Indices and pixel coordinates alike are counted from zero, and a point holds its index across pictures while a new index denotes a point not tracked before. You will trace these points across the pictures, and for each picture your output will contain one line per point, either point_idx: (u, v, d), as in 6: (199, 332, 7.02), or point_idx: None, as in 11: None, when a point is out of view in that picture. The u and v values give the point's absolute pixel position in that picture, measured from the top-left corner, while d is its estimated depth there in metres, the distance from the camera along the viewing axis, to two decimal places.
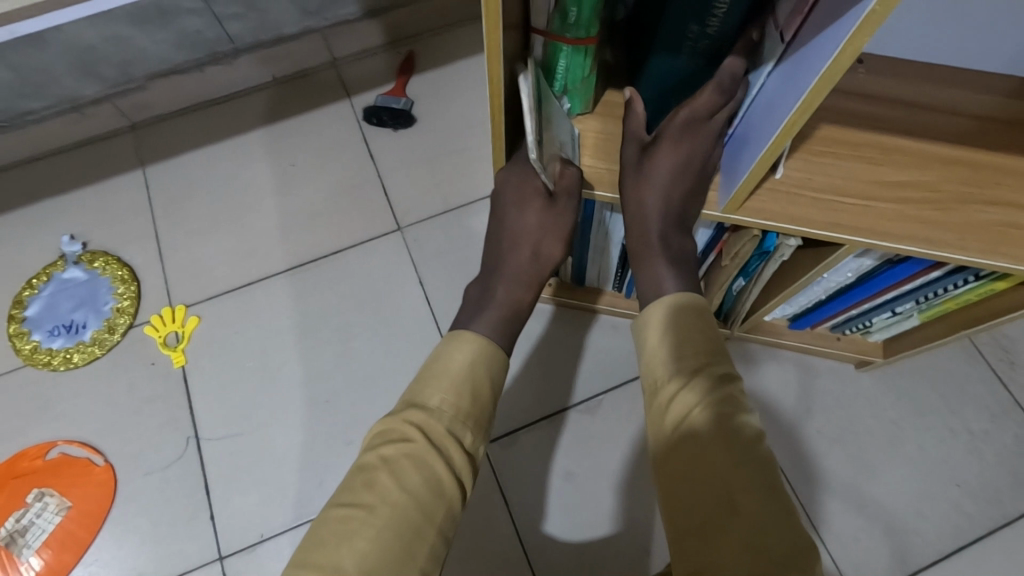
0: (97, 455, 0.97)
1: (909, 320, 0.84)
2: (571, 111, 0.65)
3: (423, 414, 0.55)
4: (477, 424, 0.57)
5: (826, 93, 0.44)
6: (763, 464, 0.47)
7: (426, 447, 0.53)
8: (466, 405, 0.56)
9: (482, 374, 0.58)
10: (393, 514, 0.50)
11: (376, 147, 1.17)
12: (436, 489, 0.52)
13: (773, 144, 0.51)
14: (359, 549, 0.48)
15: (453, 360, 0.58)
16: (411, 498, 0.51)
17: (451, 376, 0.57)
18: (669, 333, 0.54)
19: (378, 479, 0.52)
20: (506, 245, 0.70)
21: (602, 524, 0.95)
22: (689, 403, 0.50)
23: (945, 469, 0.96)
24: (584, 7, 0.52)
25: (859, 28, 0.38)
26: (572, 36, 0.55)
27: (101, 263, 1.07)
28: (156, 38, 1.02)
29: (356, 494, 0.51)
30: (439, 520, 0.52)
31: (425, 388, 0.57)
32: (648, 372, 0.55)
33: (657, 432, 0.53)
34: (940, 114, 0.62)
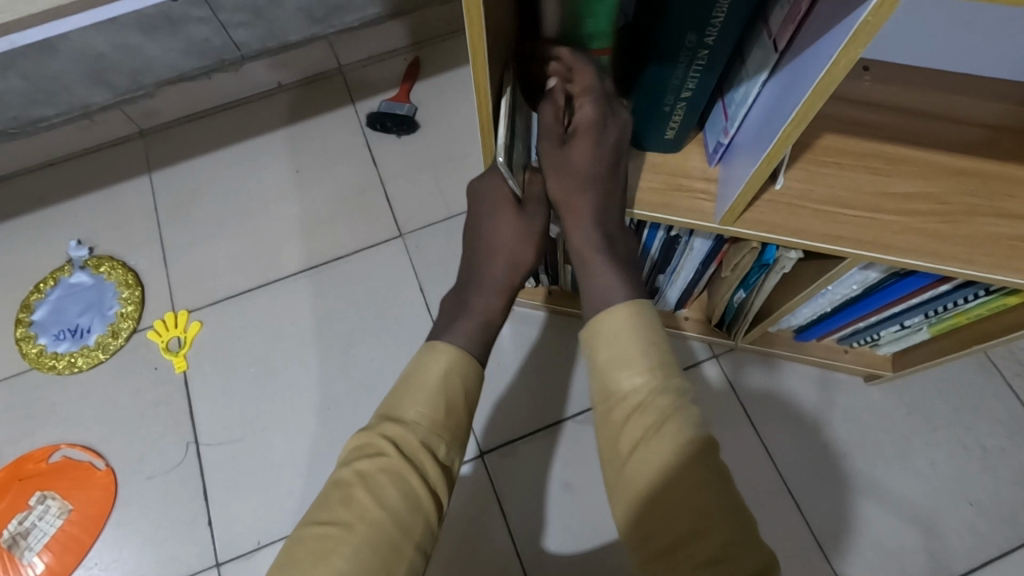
0: (99, 459, 0.98)
1: (919, 334, 0.82)
2: None
3: (399, 428, 0.54)
4: (454, 436, 0.56)
5: (822, 103, 0.43)
6: (723, 482, 0.46)
7: (401, 462, 0.53)
8: (442, 416, 0.55)
9: (460, 386, 0.57)
10: (369, 530, 0.49)
11: (379, 153, 1.16)
12: (412, 504, 0.52)
13: (769, 155, 0.50)
14: (334, 568, 0.47)
15: (431, 371, 0.57)
16: (387, 514, 0.51)
17: (427, 388, 0.56)
18: (618, 348, 0.51)
19: (355, 496, 0.51)
20: (478, 251, 0.67)
21: (601, 537, 0.94)
22: (646, 424, 0.48)
23: (957, 487, 0.93)
24: (600, 16, 0.51)
25: (853, 36, 0.36)
26: (595, 47, 0.54)
27: (107, 268, 1.08)
28: (163, 46, 1.03)
29: (333, 512, 0.51)
30: (416, 534, 0.51)
31: (402, 402, 0.56)
32: (602, 385, 0.52)
33: (612, 449, 0.50)
34: (946, 124, 0.60)
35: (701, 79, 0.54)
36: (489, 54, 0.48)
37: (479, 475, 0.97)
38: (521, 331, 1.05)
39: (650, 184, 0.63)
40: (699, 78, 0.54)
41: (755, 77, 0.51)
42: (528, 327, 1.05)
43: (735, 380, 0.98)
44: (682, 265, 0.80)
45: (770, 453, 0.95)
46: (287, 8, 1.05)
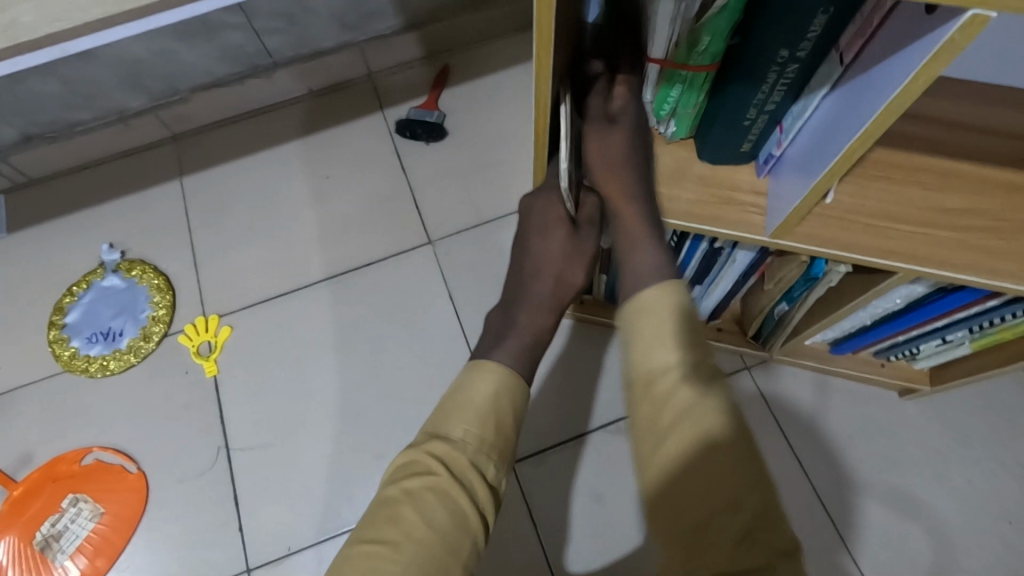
0: (130, 462, 0.98)
1: (960, 349, 0.80)
2: (674, 135, 0.64)
3: (446, 446, 0.54)
4: (500, 456, 0.56)
5: (893, 119, 0.42)
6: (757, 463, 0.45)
7: (450, 481, 0.53)
8: (489, 436, 0.55)
9: (506, 407, 0.57)
10: (417, 550, 0.49)
11: (408, 160, 1.17)
12: (460, 523, 0.52)
13: (829, 172, 0.49)
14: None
15: (477, 391, 0.57)
16: (435, 533, 0.51)
17: (474, 407, 0.56)
18: (656, 325, 0.50)
19: (402, 514, 0.51)
20: (529, 264, 0.69)
21: (633, 550, 0.93)
22: (687, 403, 0.46)
23: (996, 504, 0.92)
24: (715, 36, 0.50)
25: (937, 54, 0.36)
26: (695, 63, 0.53)
27: (139, 271, 1.09)
28: (198, 53, 1.05)
29: (381, 530, 0.51)
30: (463, 554, 0.51)
31: (449, 421, 0.56)
32: (638, 366, 0.50)
33: (647, 432, 0.48)
34: (1004, 138, 0.59)
35: (783, 96, 0.53)
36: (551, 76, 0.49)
37: (509, 484, 0.96)
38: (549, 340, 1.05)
39: (701, 196, 0.62)
40: (781, 95, 0.52)
41: (812, 93, 0.51)
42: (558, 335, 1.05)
43: (769, 392, 0.97)
44: (722, 278, 0.80)
45: (804, 468, 0.94)
46: (320, 15, 1.07)
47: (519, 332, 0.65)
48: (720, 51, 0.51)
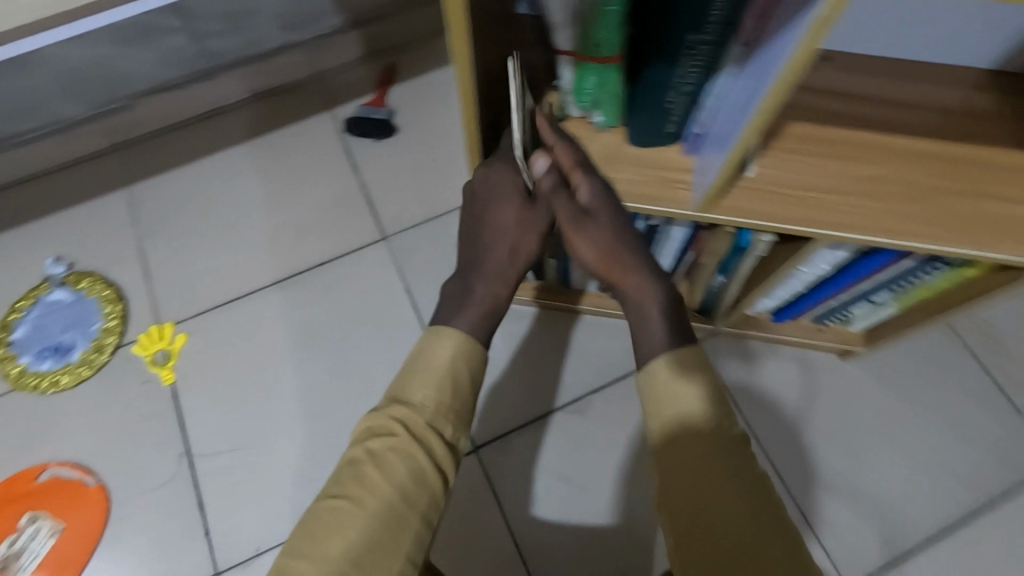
0: (89, 476, 0.97)
1: (886, 309, 0.86)
2: (604, 123, 0.65)
3: (407, 409, 0.56)
4: (459, 418, 0.58)
5: (788, 91, 0.45)
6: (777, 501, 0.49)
7: (409, 442, 0.55)
8: (447, 399, 0.57)
9: (465, 373, 0.59)
10: (379, 503, 0.52)
11: (359, 158, 1.17)
12: (419, 480, 0.54)
13: (738, 145, 0.52)
14: (349, 533, 0.50)
15: (436, 356, 0.59)
16: (395, 489, 0.53)
17: (434, 373, 0.58)
18: (679, 390, 0.52)
19: (364, 472, 0.54)
20: (480, 237, 0.67)
21: (597, 523, 0.97)
22: (716, 451, 0.49)
23: (930, 453, 0.98)
24: (607, 28, 0.51)
25: (815, 28, 0.38)
26: (598, 54, 0.55)
27: (88, 283, 1.07)
28: (139, 59, 1.03)
29: (344, 486, 0.53)
30: (423, 507, 0.54)
31: (411, 385, 0.58)
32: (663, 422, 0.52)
33: (676, 485, 0.49)
34: (909, 110, 0.65)
35: (700, 76, 0.55)
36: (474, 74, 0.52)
37: (474, 469, 0.99)
38: (507, 327, 1.07)
39: (635, 176, 0.65)
40: (698, 75, 0.55)
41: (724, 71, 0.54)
42: (516, 322, 1.07)
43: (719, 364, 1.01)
44: (662, 254, 0.83)
45: (754, 433, 0.98)
46: (263, 17, 1.05)
47: (468, 309, 0.63)
48: (617, 42, 0.53)
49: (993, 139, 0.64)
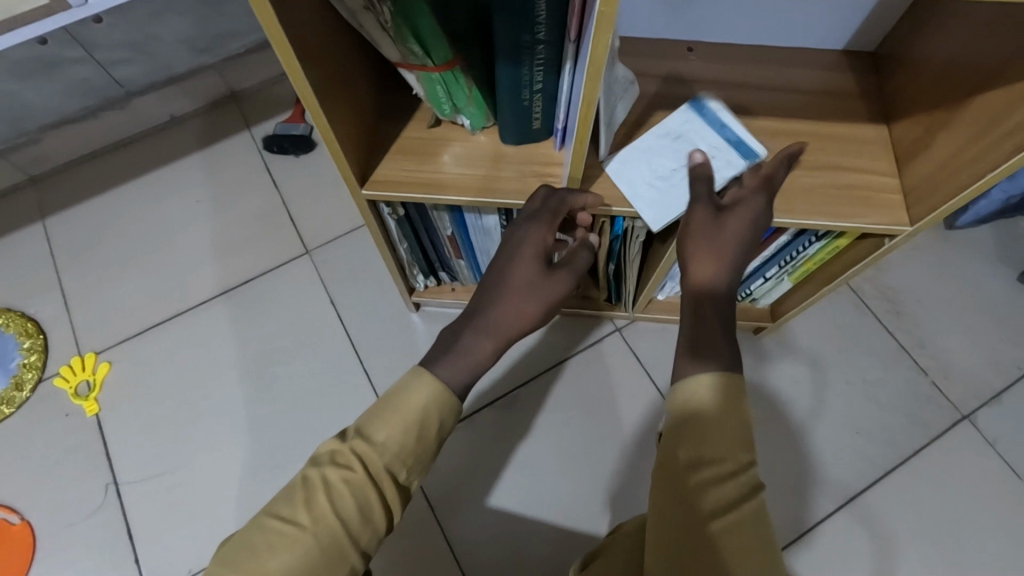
0: (13, 514, 0.96)
1: (783, 285, 0.89)
2: (473, 127, 0.68)
3: (367, 445, 0.49)
4: (420, 463, 0.51)
5: (601, 82, 0.49)
6: (768, 514, 0.43)
7: (364, 480, 0.47)
8: (415, 445, 0.50)
9: (438, 418, 0.51)
10: (324, 542, 0.44)
11: (279, 175, 1.18)
12: (365, 521, 0.47)
13: (580, 136, 0.56)
14: (279, 567, 0.43)
15: (408, 396, 0.51)
16: (346, 530, 0.46)
17: (403, 412, 0.50)
18: (714, 413, 0.45)
19: (312, 502, 0.46)
20: (501, 280, 0.61)
21: (533, 518, 0.96)
22: (732, 493, 0.42)
23: (845, 417, 1.02)
24: (424, 38, 0.54)
25: (600, 21, 0.42)
26: (432, 63, 0.57)
27: (4, 320, 1.06)
28: (41, 90, 1.02)
29: (288, 511, 0.46)
30: (363, 547, 0.47)
31: (373, 419, 0.50)
32: (683, 446, 0.45)
33: (679, 510, 0.43)
34: (763, 92, 0.71)
35: (546, 75, 0.58)
36: (318, 92, 0.53)
37: None
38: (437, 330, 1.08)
39: (515, 174, 0.68)
40: (544, 74, 0.58)
41: (564, 68, 0.57)
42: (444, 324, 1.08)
43: (641, 351, 1.06)
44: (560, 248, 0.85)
45: None
46: (168, 41, 1.05)
47: (463, 360, 0.55)
48: (439, 49, 0.56)
49: (839, 115, 0.70)
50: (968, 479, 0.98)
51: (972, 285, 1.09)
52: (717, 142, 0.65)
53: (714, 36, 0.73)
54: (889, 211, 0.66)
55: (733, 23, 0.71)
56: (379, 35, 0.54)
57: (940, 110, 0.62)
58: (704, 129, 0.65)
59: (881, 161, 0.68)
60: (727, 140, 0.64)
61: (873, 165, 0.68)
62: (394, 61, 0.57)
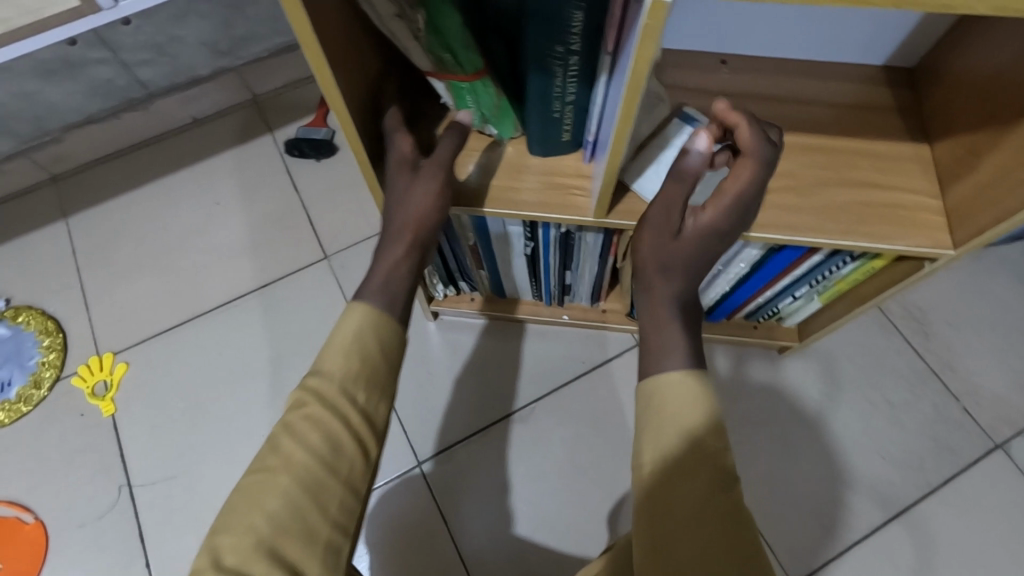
0: (26, 513, 0.95)
1: (812, 304, 0.87)
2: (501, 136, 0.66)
3: (316, 380, 0.49)
4: (374, 383, 0.51)
5: (640, 96, 0.47)
6: (742, 498, 0.44)
7: (321, 411, 0.48)
8: (361, 367, 0.50)
9: (377, 339, 0.52)
10: (298, 476, 0.45)
11: (298, 178, 1.18)
12: (335, 450, 0.47)
13: (613, 153, 0.55)
14: (263, 515, 0.43)
15: (344, 326, 0.52)
16: (318, 461, 0.46)
17: (340, 341, 0.51)
18: (689, 411, 0.46)
19: (281, 445, 0.46)
20: (382, 190, 0.59)
21: (545, 535, 0.94)
22: (709, 486, 0.43)
23: (869, 441, 0.99)
24: (456, 48, 0.53)
25: (643, 34, 0.41)
26: (462, 73, 0.56)
27: (25, 317, 1.06)
28: (66, 91, 1.03)
29: (261, 460, 0.46)
30: (344, 477, 0.47)
31: (319, 356, 0.50)
32: (657, 447, 0.46)
33: (658, 507, 0.44)
34: (798, 106, 0.69)
35: (579, 87, 0.57)
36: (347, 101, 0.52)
37: (417, 484, 0.97)
38: (453, 338, 1.06)
39: (541, 186, 0.66)
40: (577, 87, 0.56)
41: (599, 80, 0.55)
42: (460, 333, 1.06)
43: None
44: (584, 261, 0.83)
45: None
46: (190, 43, 1.05)
47: (383, 273, 0.56)
48: (472, 59, 0.55)
49: (876, 132, 0.68)
50: (999, 510, 0.94)
51: (1007, 308, 1.06)
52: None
53: (747, 48, 0.71)
54: (929, 233, 0.64)
55: (768, 33, 0.69)
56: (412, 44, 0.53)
57: (987, 129, 0.60)
58: None
59: (920, 180, 0.66)
60: None
61: (913, 184, 0.66)
62: (425, 70, 0.56)
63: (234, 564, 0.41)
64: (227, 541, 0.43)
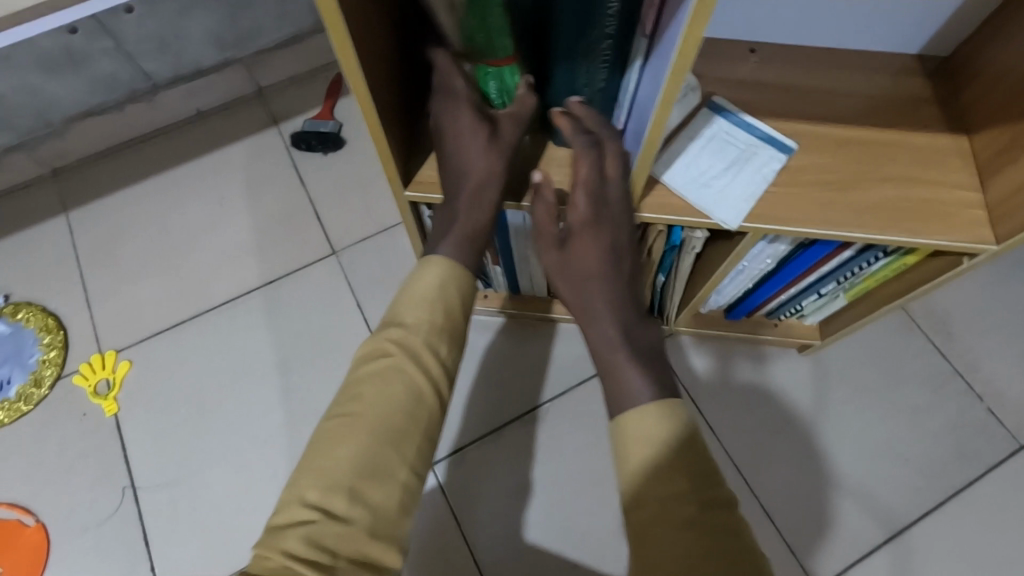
0: (27, 516, 0.93)
1: (838, 301, 0.85)
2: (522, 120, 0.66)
3: (400, 331, 0.54)
4: (451, 334, 0.56)
5: (685, 77, 0.46)
6: (728, 523, 0.46)
7: (404, 361, 0.53)
8: (441, 320, 0.55)
9: (455, 293, 0.57)
10: (381, 421, 0.50)
11: (305, 173, 1.15)
12: (416, 398, 0.52)
13: (650, 138, 0.54)
14: (348, 456, 0.48)
15: (423, 281, 0.56)
16: (400, 408, 0.51)
17: (422, 296, 0.55)
18: (656, 447, 0.49)
19: (364, 392, 0.51)
20: (451, 145, 0.58)
21: (561, 539, 0.92)
22: (686, 516, 0.45)
23: (892, 443, 0.96)
24: (491, 34, 0.52)
25: (697, 7, 0.39)
26: (491, 58, 0.56)
27: (25, 315, 1.03)
28: (68, 83, 1.00)
29: (345, 405, 0.51)
30: (422, 424, 0.52)
31: (400, 309, 0.55)
32: (630, 483, 0.49)
33: (641, 543, 0.46)
34: (832, 96, 0.66)
35: (611, 72, 0.55)
36: (373, 92, 0.50)
37: (430, 486, 0.94)
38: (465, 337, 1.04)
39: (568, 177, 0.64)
40: (610, 71, 0.55)
41: (632, 66, 0.54)
42: (473, 331, 1.04)
43: (677, 365, 1.00)
44: None
45: (715, 434, 0.97)
46: (196, 35, 1.02)
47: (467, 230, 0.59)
48: (506, 45, 0.54)
49: (913, 124, 0.65)
50: None
51: None
52: (750, 142, 0.63)
53: (778, 37, 0.69)
54: (969, 229, 0.61)
55: (801, 20, 0.66)
56: (447, 16, 0.51)
57: None
58: (731, 131, 0.63)
59: (959, 174, 0.63)
60: (758, 138, 0.63)
61: (951, 177, 0.63)
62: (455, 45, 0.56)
63: (316, 499, 0.47)
64: (314, 477, 0.48)
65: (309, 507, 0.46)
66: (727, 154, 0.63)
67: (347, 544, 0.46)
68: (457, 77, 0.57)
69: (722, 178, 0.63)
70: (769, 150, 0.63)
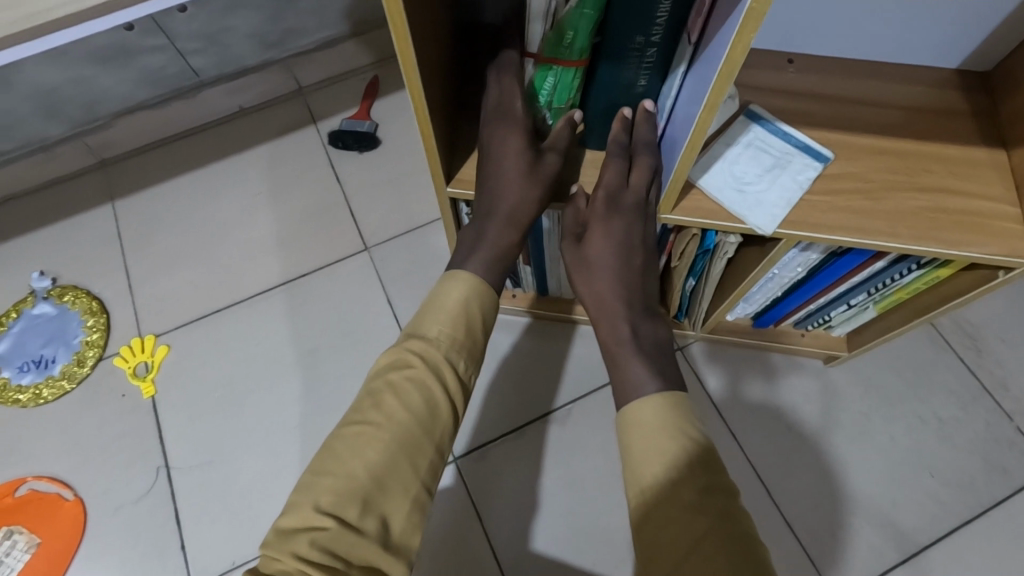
0: (66, 490, 0.96)
1: (867, 313, 0.85)
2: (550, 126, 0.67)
3: (422, 343, 0.57)
4: (470, 352, 0.59)
5: (730, 84, 0.47)
6: (726, 505, 0.49)
7: (426, 373, 0.55)
8: (461, 336, 0.58)
9: (477, 310, 0.60)
10: (398, 430, 0.53)
11: (340, 170, 1.18)
12: (432, 410, 0.55)
13: (690, 144, 0.55)
14: (365, 464, 0.50)
15: (449, 297, 0.59)
16: (416, 418, 0.53)
17: (446, 311, 0.58)
18: (658, 435, 0.53)
19: (384, 400, 0.54)
20: (492, 165, 0.62)
21: (580, 537, 0.93)
22: (687, 501, 0.49)
23: (918, 457, 0.96)
24: (579, 32, 0.53)
25: (748, 16, 0.41)
26: (563, 57, 0.57)
27: (71, 297, 1.08)
28: (120, 77, 1.06)
29: (364, 412, 0.54)
30: (435, 438, 0.54)
31: (424, 322, 0.58)
32: (634, 474, 0.53)
33: (646, 528, 0.50)
34: (867, 106, 0.67)
35: (651, 76, 0.58)
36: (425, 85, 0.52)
37: (452, 479, 0.96)
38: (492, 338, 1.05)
39: None
40: (649, 75, 0.58)
41: (675, 71, 0.57)
42: (500, 331, 1.05)
43: (703, 371, 1.01)
44: None
45: (738, 442, 0.97)
46: (240, 33, 1.09)
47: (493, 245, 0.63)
48: (585, 47, 0.55)
49: (949, 136, 0.66)
50: None
51: None
52: (785, 149, 0.64)
53: (814, 49, 0.70)
54: (1005, 241, 0.62)
55: (837, 32, 0.67)
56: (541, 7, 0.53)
57: None
58: (768, 138, 0.64)
59: (997, 187, 0.64)
60: (794, 146, 0.64)
61: (987, 190, 0.64)
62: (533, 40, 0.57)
63: (330, 505, 0.48)
64: (329, 482, 0.50)
65: (322, 514, 0.48)
66: (763, 160, 0.64)
67: (358, 553, 0.47)
68: (519, 102, 0.62)
69: (759, 184, 0.64)
70: (807, 159, 0.64)
